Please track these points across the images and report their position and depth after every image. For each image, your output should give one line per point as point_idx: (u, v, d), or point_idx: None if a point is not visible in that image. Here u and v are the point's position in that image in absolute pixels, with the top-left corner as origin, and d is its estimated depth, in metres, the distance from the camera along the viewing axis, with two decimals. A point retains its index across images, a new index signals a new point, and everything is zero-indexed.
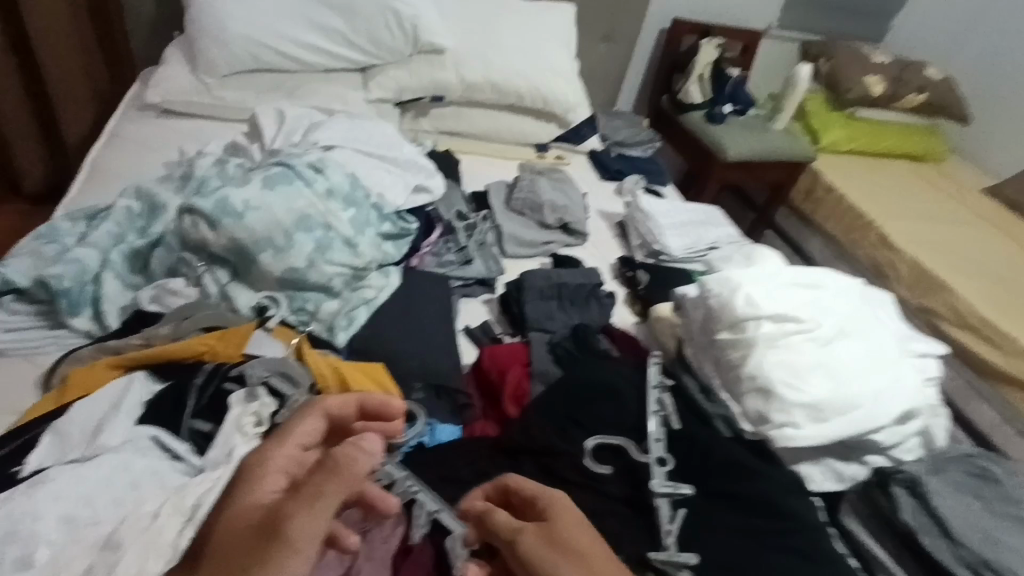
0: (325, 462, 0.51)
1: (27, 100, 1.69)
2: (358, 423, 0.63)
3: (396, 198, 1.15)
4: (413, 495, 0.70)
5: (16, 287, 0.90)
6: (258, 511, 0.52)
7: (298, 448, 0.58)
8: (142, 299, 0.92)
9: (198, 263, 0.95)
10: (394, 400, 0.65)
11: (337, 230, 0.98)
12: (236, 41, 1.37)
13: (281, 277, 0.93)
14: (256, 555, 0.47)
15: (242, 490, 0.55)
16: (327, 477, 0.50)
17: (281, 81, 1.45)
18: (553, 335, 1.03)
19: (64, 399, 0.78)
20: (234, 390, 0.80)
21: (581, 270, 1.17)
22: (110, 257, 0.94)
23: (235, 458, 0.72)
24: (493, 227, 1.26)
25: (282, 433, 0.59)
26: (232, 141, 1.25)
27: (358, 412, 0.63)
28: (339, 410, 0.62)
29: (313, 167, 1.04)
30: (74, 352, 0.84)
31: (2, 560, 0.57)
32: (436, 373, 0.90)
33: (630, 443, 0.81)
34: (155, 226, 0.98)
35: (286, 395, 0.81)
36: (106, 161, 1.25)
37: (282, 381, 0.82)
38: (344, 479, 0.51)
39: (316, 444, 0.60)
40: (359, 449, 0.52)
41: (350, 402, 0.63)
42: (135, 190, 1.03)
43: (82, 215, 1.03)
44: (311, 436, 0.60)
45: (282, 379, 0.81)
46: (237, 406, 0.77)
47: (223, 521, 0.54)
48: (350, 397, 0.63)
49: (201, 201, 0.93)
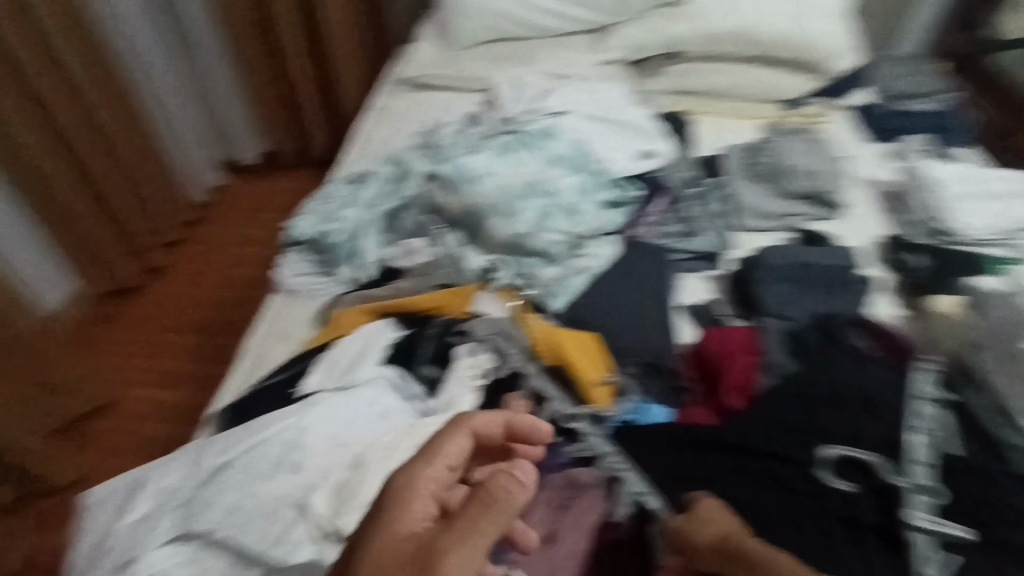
0: (480, 497, 0.53)
1: (317, 80, 2.01)
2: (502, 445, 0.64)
3: (622, 164, 1.12)
4: (617, 473, 0.72)
5: (304, 239, 1.09)
6: (408, 534, 0.53)
7: (448, 468, 0.59)
8: (391, 255, 1.04)
9: (437, 225, 1.03)
10: (539, 423, 0.66)
11: (559, 198, 1.01)
12: (481, 14, 1.48)
13: (506, 242, 0.97)
14: None
15: (389, 511, 0.54)
16: (484, 512, 0.52)
17: (517, 49, 1.49)
18: (791, 323, 0.90)
19: (331, 334, 0.92)
20: (459, 343, 0.87)
21: (833, 250, 1.01)
22: (369, 218, 1.08)
23: (456, 408, 0.80)
24: (728, 195, 1.13)
25: (428, 451, 0.60)
26: (471, 110, 1.33)
27: (504, 432, 0.65)
28: (485, 432, 0.64)
29: (546, 134, 1.10)
30: (340, 298, 1.00)
31: (286, 462, 0.71)
32: (654, 352, 0.87)
33: (882, 461, 0.67)
34: (404, 189, 1.09)
35: (506, 354, 0.85)
36: (370, 131, 1.43)
37: (503, 341, 0.87)
38: (498, 516, 0.52)
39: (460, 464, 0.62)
40: (510, 480, 0.54)
41: (499, 422, 0.65)
42: (392, 159, 1.17)
43: (351, 178, 1.20)
44: (458, 456, 0.61)
45: (503, 339, 0.86)
46: (462, 359, 0.85)
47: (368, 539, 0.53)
48: (497, 416, 0.65)
49: (444, 167, 1.04)
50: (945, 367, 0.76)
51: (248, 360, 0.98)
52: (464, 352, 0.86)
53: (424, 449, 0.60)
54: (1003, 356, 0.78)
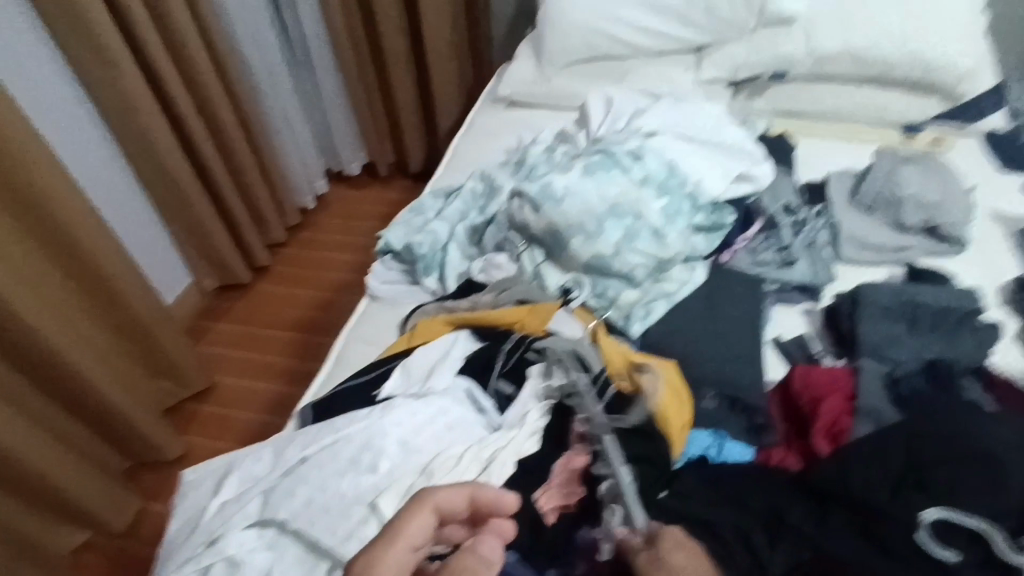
0: None
1: (418, 97, 2.11)
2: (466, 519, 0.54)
3: (714, 186, 1.06)
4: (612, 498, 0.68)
5: (393, 249, 1.14)
6: None
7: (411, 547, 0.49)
8: (474, 269, 1.05)
9: (519, 242, 1.03)
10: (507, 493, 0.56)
11: (646, 220, 0.96)
12: (577, 33, 1.45)
13: (588, 263, 0.95)
14: None
15: None
16: None
17: (612, 68, 1.48)
18: (897, 367, 0.83)
19: (411, 342, 0.94)
20: (535, 362, 0.86)
21: (950, 289, 0.91)
22: (456, 231, 1.11)
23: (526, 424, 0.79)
24: (829, 223, 1.06)
25: (389, 534, 0.49)
26: (562, 128, 1.33)
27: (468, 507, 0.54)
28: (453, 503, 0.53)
29: (633, 154, 1.04)
30: (422, 306, 1.01)
31: (360, 462, 0.74)
32: (737, 385, 0.83)
33: (996, 532, 0.61)
34: (491, 206, 1.12)
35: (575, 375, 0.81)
36: (464, 147, 1.48)
37: (577, 363, 0.83)
38: None
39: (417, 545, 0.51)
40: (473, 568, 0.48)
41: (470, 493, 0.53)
42: (481, 174, 1.19)
43: (441, 192, 1.24)
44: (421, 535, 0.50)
45: (577, 362, 0.83)
46: (536, 380, 0.84)
47: None
48: (461, 491, 0.53)
49: (529, 184, 1.01)
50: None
51: (334, 361, 1.04)
52: (540, 371, 0.85)
53: (384, 528, 0.50)
54: None
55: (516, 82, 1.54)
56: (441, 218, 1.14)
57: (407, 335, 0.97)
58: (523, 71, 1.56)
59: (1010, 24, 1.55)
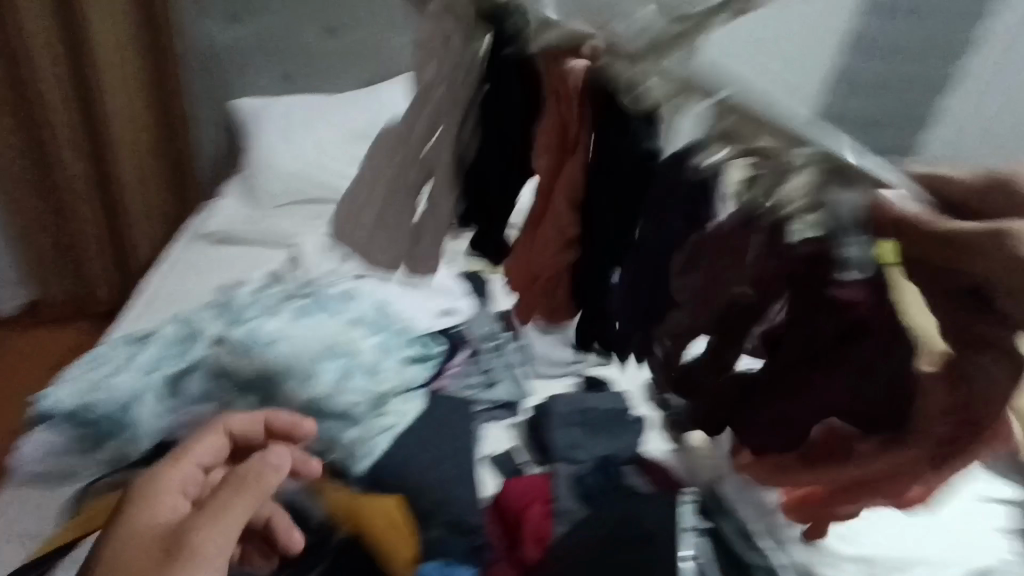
0: (230, 482, 0.65)
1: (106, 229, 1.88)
2: (262, 439, 0.79)
3: (424, 321, 1.18)
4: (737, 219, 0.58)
5: (60, 412, 0.95)
6: (159, 531, 0.62)
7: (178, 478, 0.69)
8: (171, 428, 0.94)
9: (226, 393, 0.96)
10: (299, 420, 0.80)
11: (361, 357, 1.00)
12: (288, 178, 1.54)
13: (303, 406, 0.94)
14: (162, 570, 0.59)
15: (135, 505, 0.65)
16: (236, 492, 0.64)
17: (323, 210, 1.53)
18: (580, 467, 0.98)
19: (83, 529, 0.77)
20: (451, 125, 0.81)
21: (610, 394, 1.12)
22: (146, 385, 0.96)
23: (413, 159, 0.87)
24: (523, 345, 1.23)
25: (175, 457, 0.71)
26: (274, 267, 1.33)
27: (262, 428, 0.79)
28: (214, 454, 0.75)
29: (344, 297, 1.12)
30: (105, 477, 0.88)
31: None
32: (453, 509, 0.85)
33: None
34: (192, 352, 1.01)
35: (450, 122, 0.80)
36: (160, 288, 1.35)
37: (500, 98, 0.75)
38: (248, 493, 0.65)
39: (213, 463, 0.75)
40: (265, 466, 0.66)
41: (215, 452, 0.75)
42: (180, 317, 1.10)
43: (130, 339, 1.10)
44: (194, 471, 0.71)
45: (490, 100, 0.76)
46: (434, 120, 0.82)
47: (106, 547, 0.62)
48: (253, 416, 0.79)
49: (235, 330, 1.00)
50: (698, 493, 0.88)
51: None
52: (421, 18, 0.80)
53: (173, 453, 0.72)
54: (741, 484, 0.88)
55: (224, 219, 1.52)
56: (128, 369, 1.00)
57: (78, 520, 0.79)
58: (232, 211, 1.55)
59: None
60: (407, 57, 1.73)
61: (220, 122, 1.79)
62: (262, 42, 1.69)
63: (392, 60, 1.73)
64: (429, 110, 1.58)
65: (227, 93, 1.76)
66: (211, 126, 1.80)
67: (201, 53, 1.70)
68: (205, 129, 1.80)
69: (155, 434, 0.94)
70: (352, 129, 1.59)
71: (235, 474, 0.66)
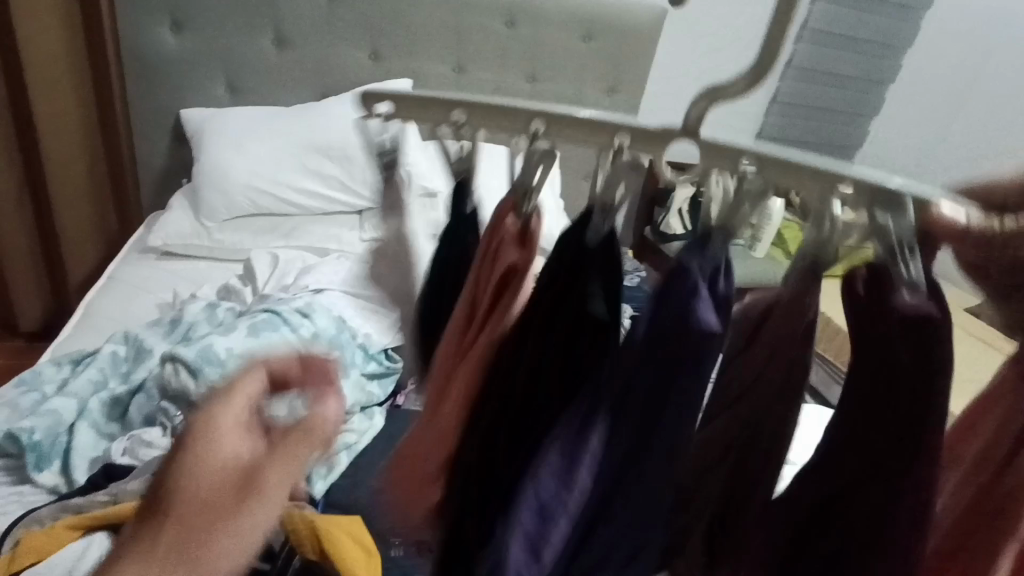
0: (294, 431, 0.54)
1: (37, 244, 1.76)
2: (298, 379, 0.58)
3: (383, 336, 1.16)
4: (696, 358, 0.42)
5: None
6: (233, 475, 0.54)
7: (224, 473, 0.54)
8: (114, 452, 0.88)
9: (175, 412, 0.91)
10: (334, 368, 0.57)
11: None
12: (237, 190, 1.49)
13: None
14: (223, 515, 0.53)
15: (187, 455, 0.53)
16: (296, 445, 0.54)
17: (279, 224, 1.53)
18: None
19: (13, 564, 0.71)
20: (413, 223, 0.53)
21: None
22: (88, 406, 0.93)
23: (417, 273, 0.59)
24: None
25: (223, 392, 0.56)
26: (225, 283, 1.29)
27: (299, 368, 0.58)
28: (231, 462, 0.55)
29: (300, 313, 1.06)
30: (32, 513, 0.78)
31: None
32: None
33: None
34: (137, 372, 0.98)
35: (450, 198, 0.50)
36: (99, 305, 1.28)
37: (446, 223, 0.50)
38: (307, 447, 0.55)
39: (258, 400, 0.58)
40: (319, 417, 0.55)
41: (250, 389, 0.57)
42: (124, 335, 1.06)
43: (68, 358, 1.04)
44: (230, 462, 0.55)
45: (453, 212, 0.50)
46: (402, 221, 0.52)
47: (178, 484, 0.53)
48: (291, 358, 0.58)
49: (186, 348, 0.93)
50: None
51: None
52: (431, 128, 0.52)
53: (218, 389, 0.57)
54: None
55: (171, 233, 1.47)
56: (65, 392, 0.94)
57: (6, 557, 0.73)
58: (177, 223, 1.49)
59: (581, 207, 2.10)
60: (364, 74, 1.74)
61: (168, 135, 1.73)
62: (214, 53, 1.66)
63: (349, 76, 1.74)
64: (386, 124, 1.60)
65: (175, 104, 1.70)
66: (158, 141, 1.74)
67: (148, 62, 1.64)
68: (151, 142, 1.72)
69: (93, 460, 0.89)
70: (304, 138, 1.53)
71: (288, 431, 0.55)
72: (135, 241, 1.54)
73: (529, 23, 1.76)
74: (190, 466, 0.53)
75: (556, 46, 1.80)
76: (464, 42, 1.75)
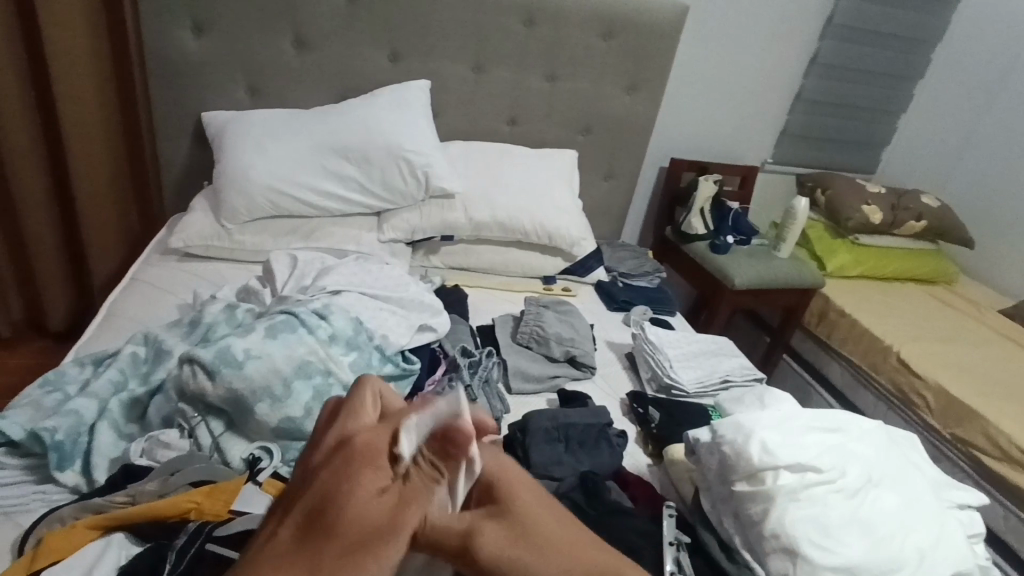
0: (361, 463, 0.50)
1: (64, 245, 1.80)
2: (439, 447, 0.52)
3: (400, 338, 1.15)
4: None
5: (7, 439, 0.88)
6: (376, 516, 0.47)
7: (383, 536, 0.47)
8: (132, 452, 0.89)
9: (193, 413, 0.91)
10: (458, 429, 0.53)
11: (337, 375, 0.96)
12: (256, 188, 1.47)
13: (277, 427, 0.89)
14: (373, 542, 0.46)
15: (349, 476, 0.49)
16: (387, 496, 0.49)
17: (299, 225, 1.54)
18: (560, 484, 0.96)
19: (33, 565, 0.71)
20: None
21: (590, 408, 1.14)
22: (107, 407, 0.93)
23: None
24: (498, 362, 1.27)
25: (355, 461, 0.50)
26: (246, 284, 1.30)
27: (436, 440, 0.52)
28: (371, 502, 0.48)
29: (317, 314, 1.04)
30: (53, 512, 0.78)
31: None
32: None
33: None
34: (156, 373, 0.98)
35: None
36: (123, 306, 1.30)
37: None
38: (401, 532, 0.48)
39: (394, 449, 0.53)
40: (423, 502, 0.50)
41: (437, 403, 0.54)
42: (143, 335, 1.06)
43: (91, 359, 1.05)
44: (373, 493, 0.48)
45: None
46: None
47: (343, 501, 0.47)
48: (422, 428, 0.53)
49: (202, 349, 0.91)
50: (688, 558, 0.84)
51: None
52: None
53: (351, 452, 0.50)
54: (724, 495, 0.87)
55: (191, 235, 1.47)
56: (86, 392, 0.94)
57: (28, 555, 0.73)
58: (198, 224, 1.50)
59: (598, 208, 2.07)
60: (383, 76, 1.75)
61: (189, 136, 1.74)
62: (235, 56, 1.66)
63: (368, 77, 1.74)
64: (404, 126, 1.59)
65: (197, 106, 1.71)
66: (179, 143, 1.75)
67: (172, 65, 1.65)
68: (173, 145, 1.74)
69: (113, 460, 0.90)
70: (324, 141, 1.53)
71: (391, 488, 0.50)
72: (158, 243, 1.57)
73: (549, 22, 1.74)
74: (350, 482, 0.48)
75: (575, 44, 1.79)
76: (484, 43, 1.75)
